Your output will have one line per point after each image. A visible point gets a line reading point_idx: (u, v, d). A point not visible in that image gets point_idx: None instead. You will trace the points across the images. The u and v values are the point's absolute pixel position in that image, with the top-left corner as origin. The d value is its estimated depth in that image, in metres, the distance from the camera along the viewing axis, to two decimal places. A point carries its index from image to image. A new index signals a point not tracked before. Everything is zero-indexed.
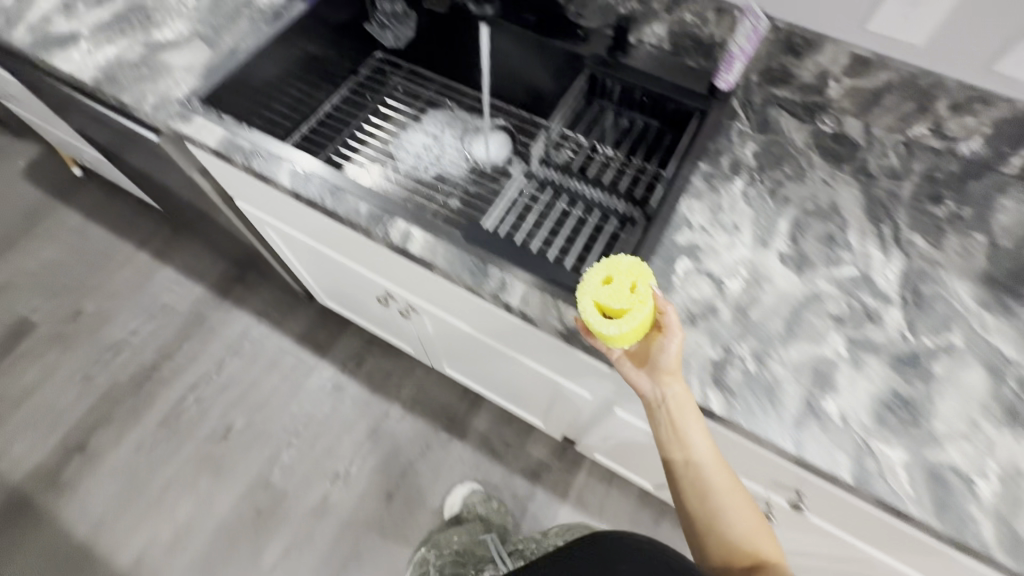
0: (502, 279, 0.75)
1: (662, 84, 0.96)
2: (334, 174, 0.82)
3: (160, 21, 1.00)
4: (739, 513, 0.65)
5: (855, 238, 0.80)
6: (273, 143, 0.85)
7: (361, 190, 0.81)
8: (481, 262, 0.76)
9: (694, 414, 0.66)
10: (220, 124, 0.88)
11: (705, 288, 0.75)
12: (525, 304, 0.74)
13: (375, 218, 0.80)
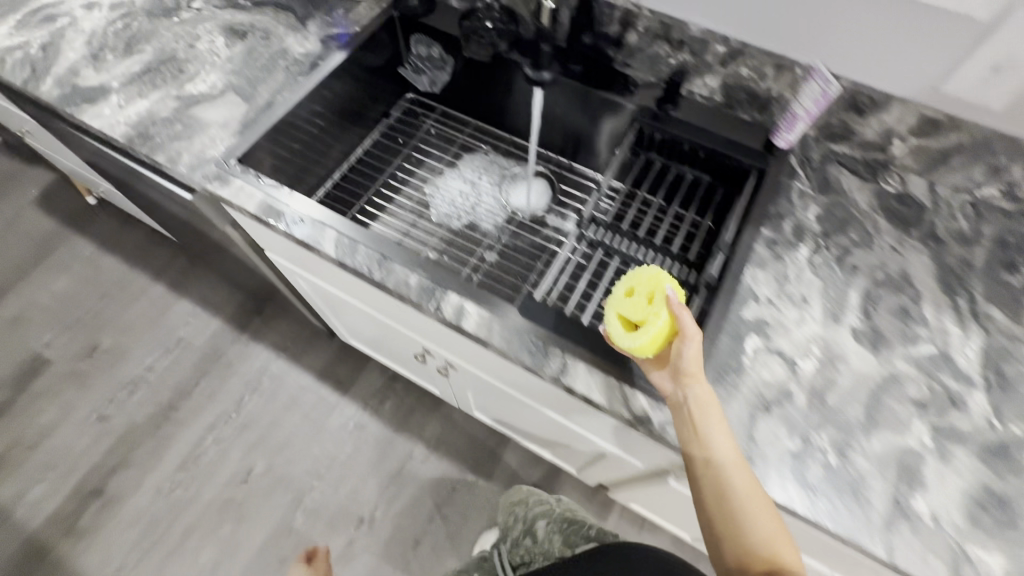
0: (564, 361, 0.71)
1: (717, 140, 0.92)
2: (382, 244, 0.78)
3: (192, 72, 0.96)
4: (760, 521, 0.54)
5: (930, 311, 0.76)
6: (317, 209, 0.82)
7: (412, 261, 0.77)
8: (542, 342, 0.73)
9: (717, 412, 0.59)
10: (260, 187, 0.84)
11: (777, 370, 0.72)
12: (590, 390, 0.70)
13: (427, 293, 0.76)
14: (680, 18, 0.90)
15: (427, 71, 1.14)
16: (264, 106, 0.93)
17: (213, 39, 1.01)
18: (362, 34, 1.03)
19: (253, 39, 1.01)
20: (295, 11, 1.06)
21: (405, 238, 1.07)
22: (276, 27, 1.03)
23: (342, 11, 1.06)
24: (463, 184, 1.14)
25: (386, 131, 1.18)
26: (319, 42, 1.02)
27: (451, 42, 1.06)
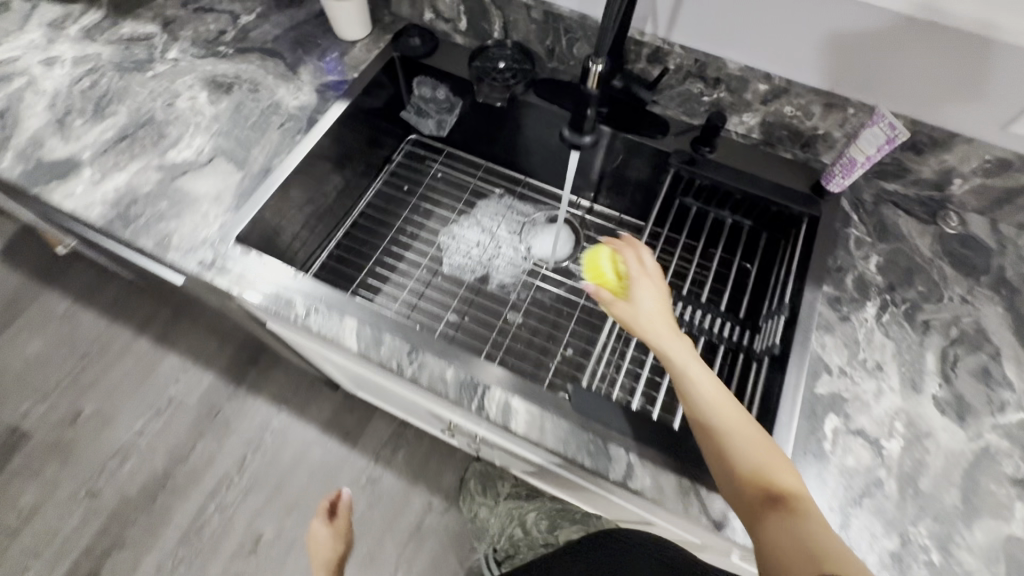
0: (631, 462, 0.64)
1: (761, 185, 0.85)
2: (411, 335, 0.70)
3: (175, 136, 0.86)
4: (740, 434, 0.56)
5: (1012, 371, 0.70)
6: (334, 297, 0.73)
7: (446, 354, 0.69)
8: (603, 441, 0.65)
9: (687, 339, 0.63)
10: (264, 273, 0.74)
11: (862, 454, 0.65)
12: (662, 493, 0.63)
13: (467, 391, 0.67)
14: (718, 56, 0.81)
15: (432, 115, 1.02)
16: (261, 172, 0.83)
17: (194, 96, 0.90)
18: (361, 81, 0.93)
19: (239, 93, 0.91)
20: (284, 58, 0.96)
21: (420, 300, 0.97)
22: (265, 77, 0.93)
23: (336, 55, 0.97)
24: (477, 235, 1.04)
25: (389, 178, 1.08)
26: (314, 92, 0.92)
27: (458, 84, 0.97)
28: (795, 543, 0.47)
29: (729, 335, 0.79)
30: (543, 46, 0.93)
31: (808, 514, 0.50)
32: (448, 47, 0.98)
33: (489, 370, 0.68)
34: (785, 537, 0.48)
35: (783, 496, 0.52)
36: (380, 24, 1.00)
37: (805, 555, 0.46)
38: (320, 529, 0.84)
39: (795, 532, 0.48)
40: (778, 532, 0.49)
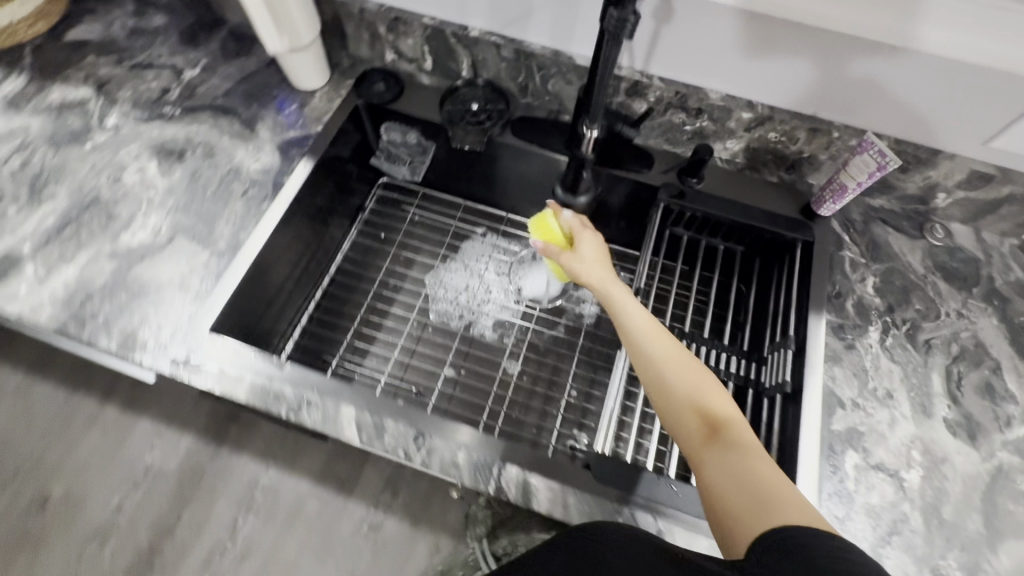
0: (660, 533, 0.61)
1: (752, 212, 0.83)
2: (415, 419, 0.66)
3: (127, 216, 0.78)
4: (679, 366, 0.57)
5: (1015, 383, 0.71)
6: (326, 385, 0.68)
7: (456, 436, 0.65)
8: (630, 512, 0.63)
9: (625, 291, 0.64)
10: (246, 366, 0.69)
11: (885, 489, 0.65)
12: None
13: (483, 475, 0.64)
14: (698, 85, 0.79)
15: (404, 158, 0.98)
16: (229, 248, 0.77)
17: (143, 168, 0.83)
18: (326, 134, 0.87)
19: (193, 160, 0.84)
20: (238, 114, 0.89)
21: (413, 358, 0.93)
22: (219, 139, 0.86)
23: (295, 106, 0.90)
24: (464, 280, 1.00)
25: (365, 228, 1.03)
26: (275, 152, 0.85)
27: (429, 127, 0.92)
28: (737, 481, 0.48)
29: (735, 369, 0.79)
30: (515, 83, 0.89)
31: (744, 447, 0.51)
32: (414, 89, 0.93)
33: (502, 448, 0.65)
34: (727, 472, 0.49)
35: (722, 431, 0.53)
36: (338, 68, 0.94)
37: (747, 490, 0.47)
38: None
39: (735, 468, 0.49)
40: (717, 467, 0.50)
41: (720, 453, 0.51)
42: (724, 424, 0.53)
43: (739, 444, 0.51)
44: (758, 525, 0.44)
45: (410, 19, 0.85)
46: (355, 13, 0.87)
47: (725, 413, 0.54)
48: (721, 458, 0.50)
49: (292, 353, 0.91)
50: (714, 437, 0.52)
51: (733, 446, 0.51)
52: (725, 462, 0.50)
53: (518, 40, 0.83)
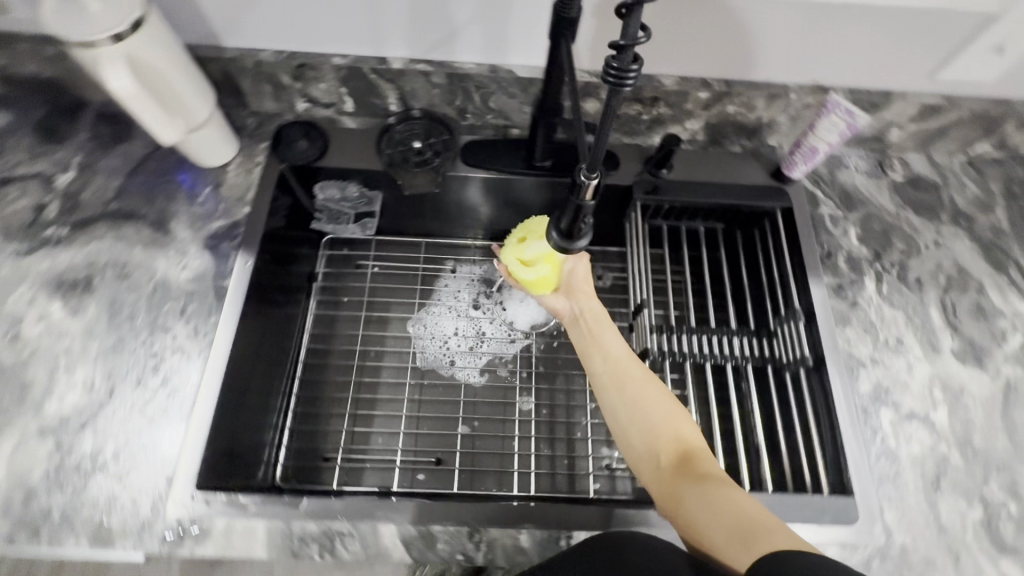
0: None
1: (726, 190, 0.81)
2: (465, 515, 0.61)
3: (46, 379, 0.65)
4: (657, 390, 0.65)
5: (999, 298, 0.76)
6: (356, 511, 0.61)
7: (513, 519, 0.61)
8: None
9: (609, 321, 0.71)
10: (258, 516, 0.60)
11: (922, 437, 0.67)
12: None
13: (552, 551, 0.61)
14: (648, 73, 0.75)
15: (349, 212, 0.88)
16: (186, 384, 0.66)
17: (44, 312, 0.68)
18: (257, 216, 0.76)
19: (106, 287, 0.70)
20: (142, 216, 0.75)
21: (420, 428, 0.86)
22: (129, 253, 0.72)
23: (209, 190, 0.77)
24: (448, 324, 0.93)
25: (324, 297, 0.92)
26: (204, 252, 0.73)
27: (370, 177, 0.82)
28: (723, 509, 0.54)
29: (751, 351, 0.77)
30: (453, 107, 0.80)
31: (716, 478, 0.57)
32: (340, 136, 0.82)
33: (564, 516, 0.62)
34: (711, 502, 0.55)
35: (698, 466, 0.59)
36: (245, 132, 0.81)
37: (728, 518, 0.53)
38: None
39: (717, 499, 0.55)
40: (695, 500, 0.56)
41: (704, 484, 0.56)
42: (702, 459, 0.59)
43: (718, 476, 0.57)
44: (750, 547, 0.49)
45: (318, 63, 0.73)
46: (250, 67, 0.74)
47: (700, 449, 0.61)
48: (703, 491, 0.56)
49: (288, 463, 0.81)
50: (695, 471, 0.58)
51: (712, 480, 0.57)
52: (707, 495, 0.55)
53: (447, 62, 0.74)
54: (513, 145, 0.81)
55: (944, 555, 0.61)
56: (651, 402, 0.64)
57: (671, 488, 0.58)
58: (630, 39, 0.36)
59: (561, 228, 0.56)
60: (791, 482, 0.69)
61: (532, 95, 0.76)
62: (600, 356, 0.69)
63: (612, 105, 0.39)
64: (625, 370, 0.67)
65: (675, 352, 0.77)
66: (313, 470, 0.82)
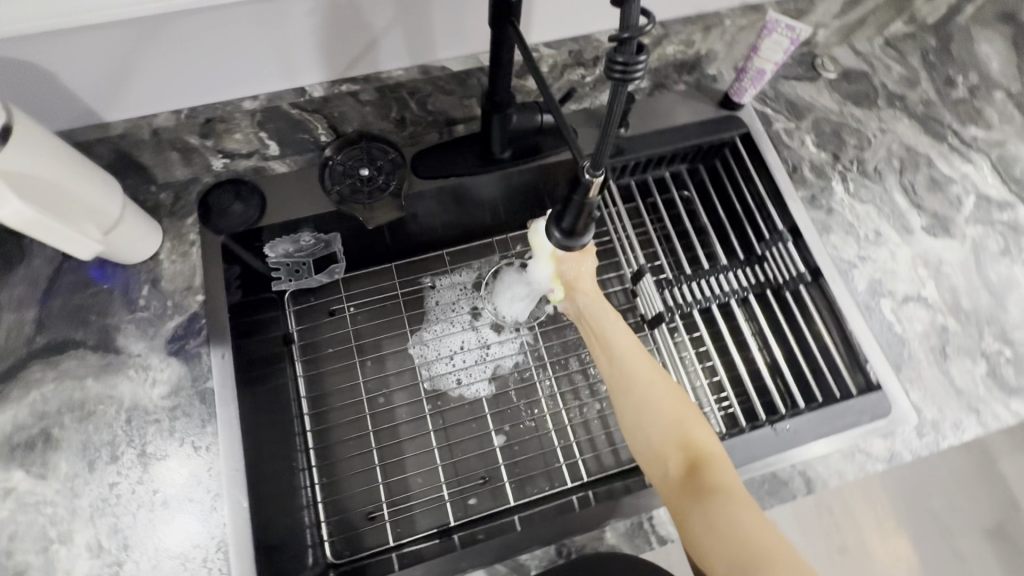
0: (805, 474, 0.66)
1: (685, 130, 0.80)
2: (547, 531, 0.66)
3: (43, 559, 0.57)
4: (663, 394, 0.66)
5: (947, 166, 0.81)
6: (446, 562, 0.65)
7: (589, 520, 0.67)
8: (772, 473, 0.66)
9: (611, 315, 0.71)
10: None
11: (922, 315, 0.72)
12: (841, 473, 0.67)
13: (636, 538, 0.67)
14: (584, 34, 0.70)
15: (308, 260, 0.81)
16: (206, 510, 0.60)
17: (5, 488, 0.58)
18: (218, 304, 0.68)
19: (70, 436, 0.61)
20: (80, 342, 0.64)
21: (456, 455, 0.83)
22: (82, 389, 0.62)
23: (146, 290, 0.68)
24: (446, 342, 0.89)
25: (308, 355, 0.85)
26: (169, 359, 0.65)
27: (322, 219, 0.74)
28: (724, 533, 0.56)
29: (748, 282, 0.78)
30: (388, 120, 0.73)
31: (721, 494, 0.58)
32: (272, 182, 0.72)
33: (633, 504, 0.68)
34: (712, 526, 0.57)
35: (705, 478, 0.60)
36: (162, 211, 0.71)
37: (726, 543, 0.55)
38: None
39: (720, 523, 0.56)
40: (698, 518, 0.58)
41: (706, 503, 0.58)
42: (709, 470, 0.60)
43: (725, 492, 0.58)
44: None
45: (227, 114, 0.64)
46: (148, 138, 0.64)
47: (711, 458, 0.61)
48: (707, 510, 0.57)
49: (333, 539, 0.76)
50: (701, 485, 0.59)
51: (717, 495, 0.58)
52: (711, 514, 0.57)
53: (372, 75, 0.66)
54: (463, 144, 0.76)
55: (966, 414, 0.68)
56: (658, 406, 0.65)
57: (676, 496, 0.60)
58: (633, 31, 0.35)
59: (563, 227, 0.52)
60: (821, 393, 0.72)
61: (471, 87, 0.71)
62: (605, 357, 0.71)
63: (616, 103, 0.36)
64: (633, 373, 0.67)
65: (682, 304, 0.78)
66: (361, 535, 0.77)
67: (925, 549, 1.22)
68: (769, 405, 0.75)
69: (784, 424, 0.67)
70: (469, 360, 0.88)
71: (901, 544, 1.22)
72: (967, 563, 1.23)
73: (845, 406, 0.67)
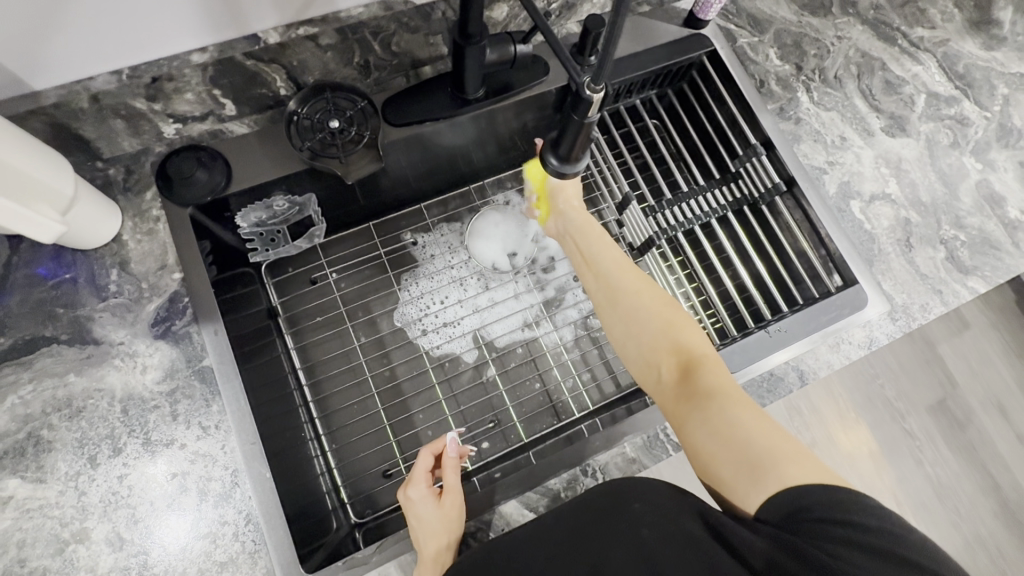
0: (798, 369, 0.72)
1: (655, 53, 0.79)
2: (566, 458, 0.68)
3: (60, 560, 0.55)
4: (650, 303, 0.66)
5: (898, 67, 0.84)
6: (481, 500, 0.66)
7: (604, 442, 0.69)
8: (767, 373, 0.71)
9: (599, 234, 0.74)
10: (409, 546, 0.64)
11: (886, 211, 0.77)
12: (829, 363, 0.73)
13: (654, 449, 0.71)
14: None
15: (282, 227, 0.77)
16: (227, 488, 0.59)
17: (2, 497, 0.55)
18: (199, 278, 0.64)
19: (63, 436, 0.57)
20: (52, 338, 0.60)
21: (462, 404, 0.83)
22: (65, 385, 0.59)
23: (115, 275, 0.63)
24: (435, 296, 0.88)
25: (296, 328, 0.82)
26: (155, 343, 0.62)
27: (294, 181, 0.71)
28: (720, 433, 0.55)
29: (725, 200, 0.79)
30: (352, 65, 0.69)
31: (715, 394, 0.58)
32: (236, 148, 0.68)
33: (644, 421, 0.71)
34: (709, 427, 0.56)
35: (696, 380, 0.60)
36: (115, 187, 0.67)
37: (722, 444, 0.55)
38: (430, 513, 0.62)
39: (715, 421, 0.56)
40: (695, 423, 0.57)
41: (699, 403, 0.58)
42: (701, 371, 0.60)
43: (719, 392, 0.58)
44: (752, 479, 0.52)
45: (176, 71, 0.58)
46: (88, 105, 0.58)
47: (704, 360, 0.61)
48: (702, 413, 0.57)
49: (354, 501, 0.76)
50: (694, 387, 0.59)
51: (711, 395, 0.58)
52: (706, 415, 0.57)
53: (330, 15, 0.61)
54: (433, 85, 0.73)
55: (931, 296, 0.74)
56: (645, 313, 0.66)
57: (671, 404, 0.61)
58: None
59: (559, 153, 0.52)
60: (803, 296, 0.76)
61: (436, 22, 0.67)
62: (593, 273, 0.73)
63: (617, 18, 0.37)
64: (619, 288, 0.69)
65: (668, 227, 0.79)
66: (379, 493, 0.77)
67: (883, 430, 1.36)
68: (755, 313, 0.79)
69: (775, 325, 0.70)
70: (460, 310, 0.87)
71: (864, 432, 1.34)
72: (917, 439, 1.37)
73: (829, 302, 0.71)
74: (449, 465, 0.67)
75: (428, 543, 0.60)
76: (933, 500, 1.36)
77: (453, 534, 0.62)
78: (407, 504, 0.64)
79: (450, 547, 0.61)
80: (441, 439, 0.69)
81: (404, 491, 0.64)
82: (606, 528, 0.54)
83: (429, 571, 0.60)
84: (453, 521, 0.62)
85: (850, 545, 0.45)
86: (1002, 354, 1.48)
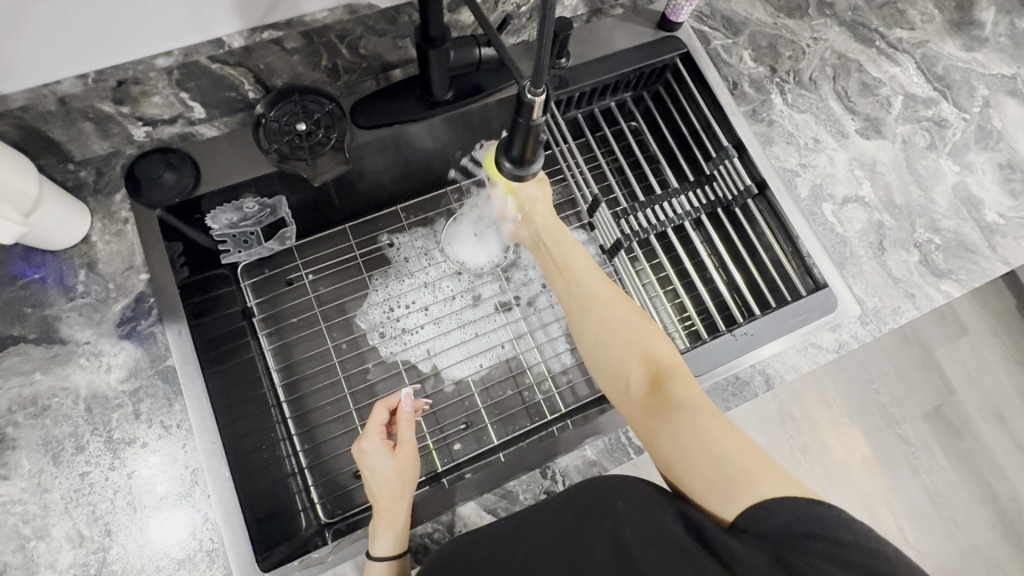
0: (764, 373, 0.72)
1: (627, 55, 0.78)
2: (528, 460, 0.68)
3: (22, 556, 0.56)
4: (621, 313, 0.66)
5: (875, 69, 0.83)
6: (443, 501, 0.67)
7: (567, 445, 0.69)
8: (734, 376, 0.71)
9: (569, 239, 0.74)
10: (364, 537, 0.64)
11: (860, 214, 0.77)
12: (796, 367, 0.72)
13: (616, 452, 0.71)
14: None
15: (255, 229, 0.78)
16: (186, 487, 0.59)
17: None
18: (165, 280, 0.65)
19: (26, 434, 0.58)
20: (18, 337, 0.61)
21: (435, 406, 0.83)
22: (29, 384, 0.59)
23: (83, 275, 0.64)
24: (410, 298, 0.88)
25: (271, 328, 0.83)
26: (121, 343, 0.62)
27: (264, 184, 0.72)
28: (691, 448, 0.53)
29: (700, 202, 0.79)
30: (320, 69, 0.69)
31: (685, 408, 0.56)
32: (206, 152, 0.70)
33: (607, 423, 0.71)
34: (681, 439, 0.54)
35: (665, 392, 0.59)
36: (86, 190, 0.68)
37: (692, 457, 0.53)
38: (384, 463, 0.65)
39: (687, 434, 0.54)
40: (665, 437, 0.56)
41: (670, 415, 0.57)
42: (669, 382, 0.59)
43: (688, 405, 0.57)
44: (727, 491, 0.50)
45: (141, 74, 0.59)
46: (56, 108, 0.58)
47: (672, 370, 0.61)
48: (671, 426, 0.56)
49: (323, 501, 0.76)
50: (663, 398, 0.58)
51: (679, 407, 0.57)
52: (677, 427, 0.55)
53: (295, 18, 0.61)
54: (402, 89, 0.73)
55: (903, 300, 0.74)
56: (616, 323, 0.65)
57: (641, 415, 0.60)
58: None
59: (513, 157, 0.52)
60: (775, 301, 0.76)
61: (403, 25, 0.68)
62: (564, 279, 0.72)
63: (546, 31, 0.37)
64: (591, 296, 0.68)
65: (639, 230, 0.78)
66: (349, 494, 0.77)
67: (874, 435, 1.34)
68: (728, 318, 0.79)
69: (742, 329, 0.70)
70: (435, 313, 0.88)
71: (855, 437, 1.33)
72: (909, 445, 1.35)
73: (796, 305, 0.71)
74: (404, 420, 0.69)
75: (380, 494, 0.63)
76: (927, 508, 1.33)
77: (404, 486, 0.65)
78: (362, 456, 0.67)
79: (404, 496, 0.64)
80: (395, 395, 0.70)
81: (359, 443, 0.67)
82: (591, 527, 0.54)
83: (384, 526, 0.61)
84: (405, 470, 0.65)
85: (826, 558, 0.44)
86: (998, 360, 1.45)
